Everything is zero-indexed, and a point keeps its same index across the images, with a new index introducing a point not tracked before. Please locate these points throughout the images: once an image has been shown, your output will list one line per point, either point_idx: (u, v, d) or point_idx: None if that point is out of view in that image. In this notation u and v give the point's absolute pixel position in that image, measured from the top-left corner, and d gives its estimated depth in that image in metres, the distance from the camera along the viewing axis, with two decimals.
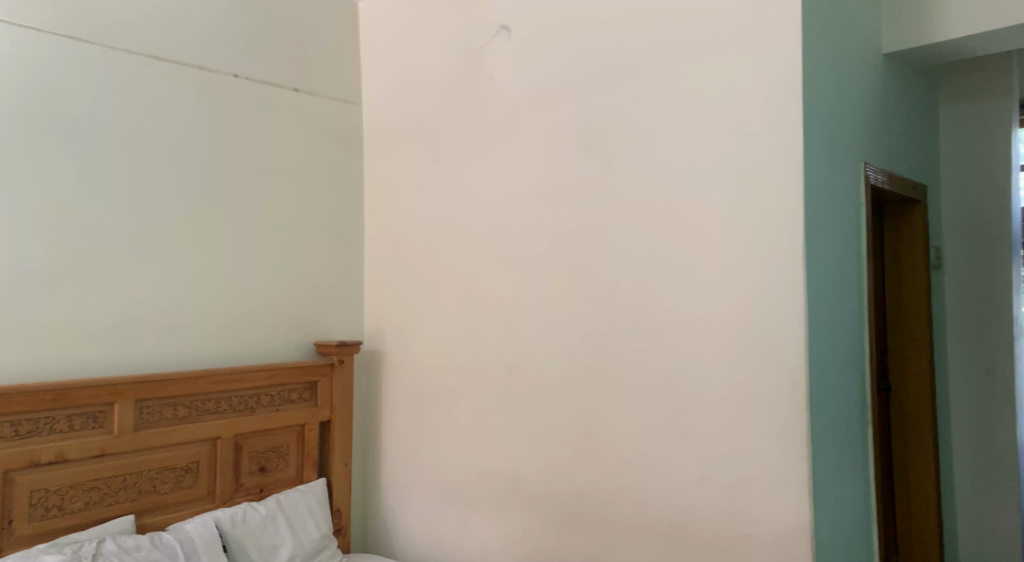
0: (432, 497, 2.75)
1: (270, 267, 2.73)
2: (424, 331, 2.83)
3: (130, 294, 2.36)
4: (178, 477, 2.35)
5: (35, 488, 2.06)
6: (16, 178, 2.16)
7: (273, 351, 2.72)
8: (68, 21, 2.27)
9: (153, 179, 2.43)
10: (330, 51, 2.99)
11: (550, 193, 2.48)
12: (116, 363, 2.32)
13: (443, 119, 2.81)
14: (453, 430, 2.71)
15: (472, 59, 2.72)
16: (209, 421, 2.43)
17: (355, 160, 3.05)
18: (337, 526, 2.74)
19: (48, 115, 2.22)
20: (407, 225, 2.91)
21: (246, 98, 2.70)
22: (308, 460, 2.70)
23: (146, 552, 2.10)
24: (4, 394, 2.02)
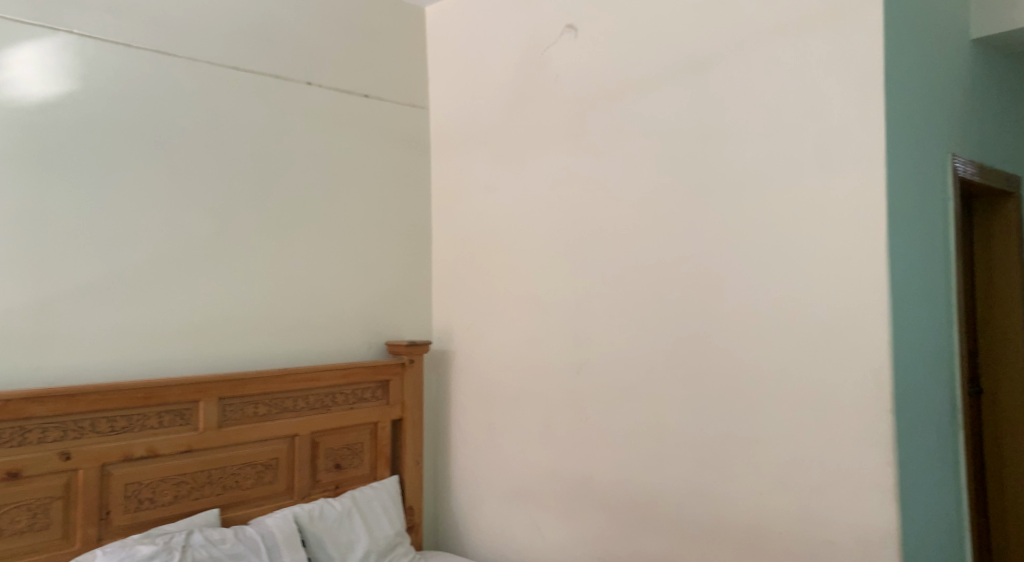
0: (502, 497, 2.76)
1: (342, 270, 2.80)
2: (493, 331, 2.84)
3: (213, 296, 2.45)
4: (259, 472, 2.43)
5: (129, 482, 2.16)
6: (107, 186, 2.26)
7: (347, 351, 2.79)
8: (154, 36, 2.38)
9: (232, 186, 2.53)
10: (398, 56, 3.05)
11: (619, 192, 2.46)
12: (200, 363, 2.41)
13: (510, 121, 2.82)
14: (522, 430, 2.71)
15: (539, 60, 2.72)
16: (287, 419, 2.51)
17: (423, 163, 3.10)
18: (410, 523, 2.79)
19: (137, 126, 2.33)
20: (474, 226, 2.93)
21: (320, 105, 2.78)
22: (381, 457, 2.76)
23: (231, 544, 2.18)
24: (101, 392, 2.12)
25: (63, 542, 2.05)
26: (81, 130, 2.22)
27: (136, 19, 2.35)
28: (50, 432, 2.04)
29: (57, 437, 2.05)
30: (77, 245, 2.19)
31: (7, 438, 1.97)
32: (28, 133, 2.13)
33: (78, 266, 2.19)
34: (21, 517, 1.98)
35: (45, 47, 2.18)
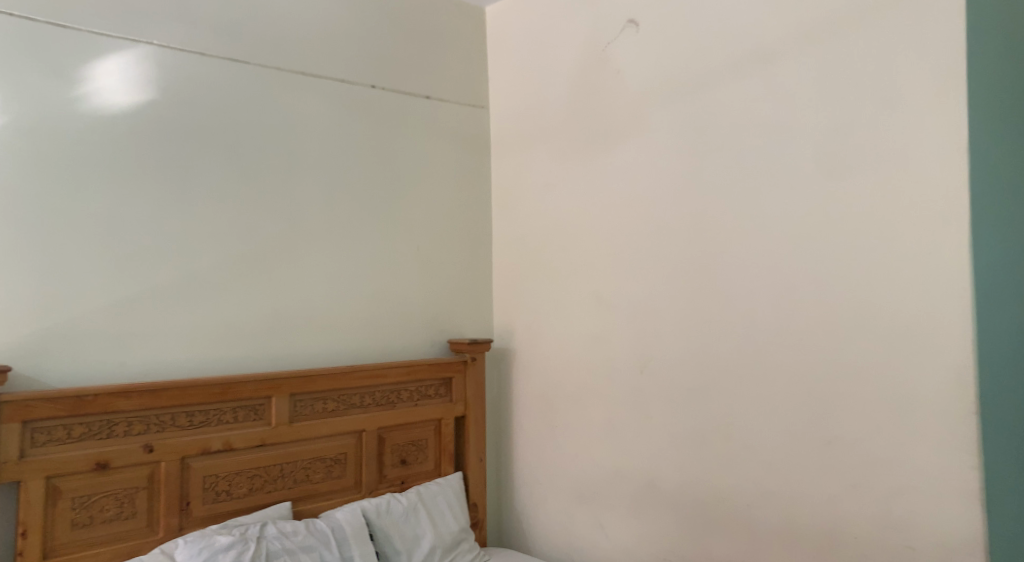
0: (566, 495, 2.76)
1: (406, 268, 2.84)
2: (555, 329, 2.84)
3: (283, 295, 2.52)
4: (328, 467, 2.49)
5: (207, 474, 2.24)
6: (184, 191, 2.35)
7: (410, 349, 2.83)
8: (227, 45, 2.47)
9: (301, 187, 2.59)
10: (459, 57, 3.07)
11: (683, 188, 2.42)
12: (272, 360, 2.49)
13: (570, 118, 2.81)
14: (585, 428, 2.70)
15: (600, 55, 2.70)
16: (355, 414, 2.57)
17: (483, 162, 3.12)
18: (474, 519, 2.82)
19: (212, 132, 2.42)
20: (535, 224, 2.93)
21: (383, 107, 2.83)
22: (445, 453, 2.80)
23: (302, 536, 2.23)
24: (181, 388, 2.20)
25: (148, 530, 2.14)
26: (160, 137, 2.32)
27: (209, 29, 2.43)
28: (134, 426, 2.13)
29: (140, 430, 2.14)
30: (157, 247, 2.29)
31: (96, 431, 2.07)
32: (112, 141, 2.23)
33: (158, 268, 2.28)
34: (110, 506, 2.08)
35: (128, 58, 2.28)
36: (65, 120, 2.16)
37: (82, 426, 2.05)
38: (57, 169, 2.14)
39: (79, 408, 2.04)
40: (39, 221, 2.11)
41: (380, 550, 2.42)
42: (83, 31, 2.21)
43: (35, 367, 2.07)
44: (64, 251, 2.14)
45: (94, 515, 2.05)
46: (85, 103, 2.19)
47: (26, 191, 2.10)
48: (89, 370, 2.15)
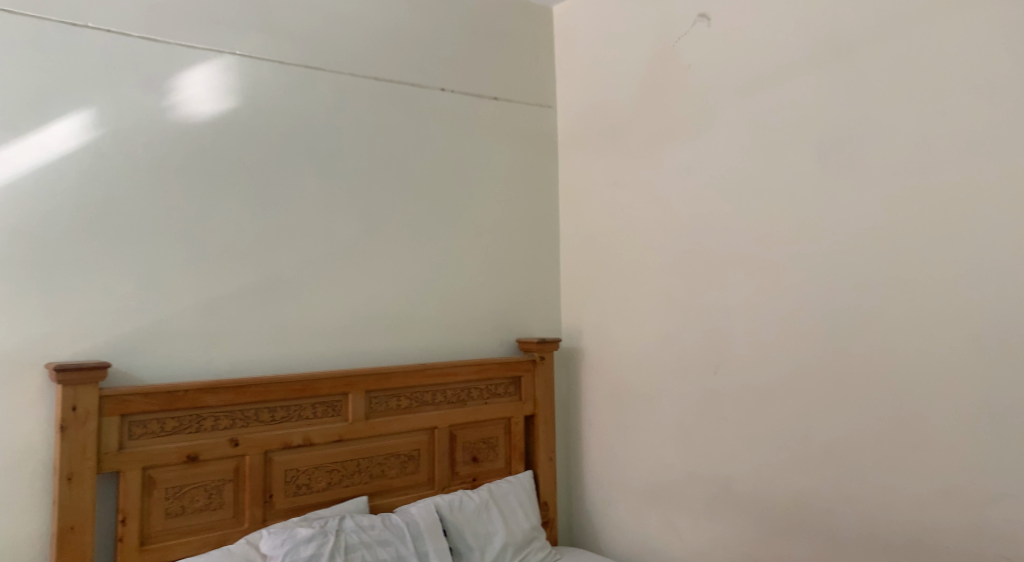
0: (637, 496, 2.74)
1: (476, 269, 2.88)
2: (624, 328, 2.82)
3: (358, 296, 2.59)
4: (402, 463, 2.55)
5: (289, 468, 2.33)
6: (265, 195, 2.44)
7: (480, 348, 2.87)
8: (305, 53, 2.55)
9: (374, 190, 2.66)
10: (526, 58, 3.09)
11: (757, 184, 2.38)
12: (347, 358, 2.55)
13: (639, 115, 2.78)
14: (656, 428, 2.68)
15: (668, 52, 2.67)
16: (427, 412, 2.62)
17: (550, 162, 3.13)
18: (545, 518, 2.83)
19: (291, 138, 2.50)
20: (602, 223, 2.92)
21: (453, 109, 2.87)
22: (515, 452, 2.82)
23: (379, 530, 2.29)
24: (264, 384, 2.29)
25: (234, 521, 2.23)
26: (243, 144, 2.41)
27: (288, 39, 2.52)
28: (221, 420, 2.23)
29: (227, 425, 2.23)
30: (241, 249, 2.38)
31: (186, 424, 2.17)
32: (200, 149, 2.33)
33: (243, 269, 2.38)
34: (199, 497, 2.18)
35: (213, 69, 2.38)
36: (157, 129, 2.27)
37: (174, 420, 2.16)
38: (149, 176, 2.25)
39: (171, 403, 2.14)
40: (135, 225, 2.22)
41: (453, 546, 2.45)
42: (173, 45, 2.31)
43: (131, 363, 2.18)
44: (158, 254, 2.25)
45: (185, 505, 2.15)
46: (175, 113, 2.30)
47: (123, 197, 2.21)
48: (179, 367, 2.25)
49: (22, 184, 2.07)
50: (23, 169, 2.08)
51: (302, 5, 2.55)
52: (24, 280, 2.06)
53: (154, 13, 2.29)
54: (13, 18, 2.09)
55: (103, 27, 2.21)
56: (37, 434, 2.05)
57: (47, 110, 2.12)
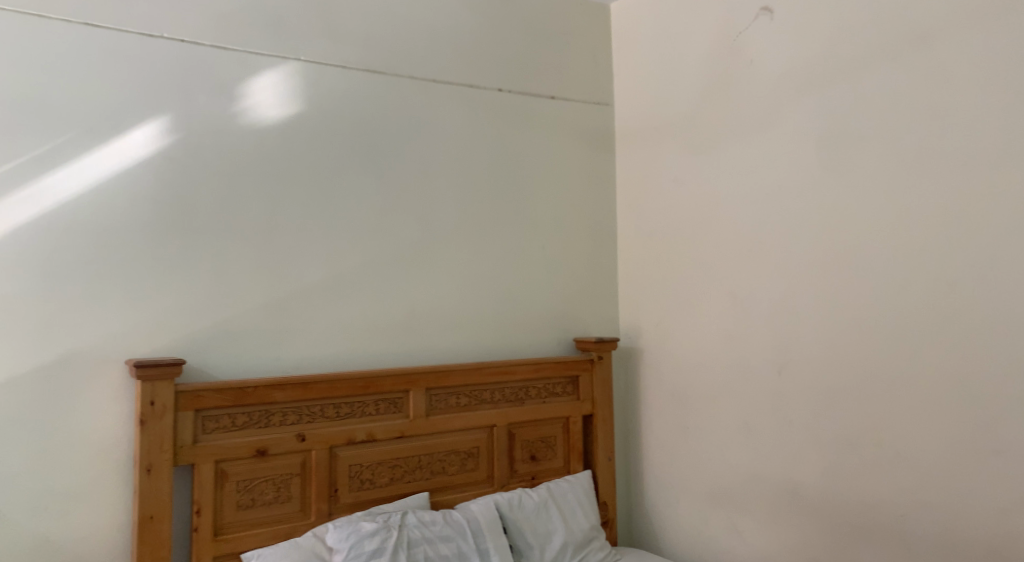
0: (698, 497, 2.70)
1: (534, 268, 2.88)
2: (684, 327, 2.78)
3: (418, 295, 2.63)
4: (462, 460, 2.58)
5: (353, 463, 2.38)
6: (329, 197, 2.49)
7: (538, 347, 2.87)
8: (366, 57, 2.60)
9: (434, 191, 2.69)
10: (583, 57, 3.08)
11: (824, 180, 2.32)
12: (408, 356, 2.59)
13: (699, 111, 2.75)
14: (718, 429, 2.64)
15: (729, 47, 2.63)
16: (486, 410, 2.65)
17: (608, 160, 3.11)
18: (604, 518, 2.81)
19: (353, 140, 2.55)
20: (662, 221, 2.89)
21: (510, 109, 2.88)
22: (574, 451, 2.82)
23: (440, 526, 2.32)
24: (328, 382, 2.35)
25: (301, 514, 2.29)
26: (308, 147, 2.47)
27: (350, 43, 2.57)
28: (289, 416, 2.29)
29: (294, 420, 2.30)
30: (307, 250, 2.44)
31: (256, 419, 2.24)
32: (267, 153, 2.41)
33: (308, 269, 2.44)
34: (268, 490, 2.24)
35: (280, 75, 2.45)
36: (226, 134, 2.35)
37: (245, 415, 2.23)
38: (220, 179, 2.33)
39: (241, 398, 2.21)
40: (206, 227, 2.30)
41: (513, 544, 2.46)
42: (242, 52, 2.39)
43: (204, 360, 2.27)
44: (228, 255, 2.32)
45: (255, 498, 2.22)
46: (244, 119, 2.38)
47: (196, 201, 2.29)
48: (248, 364, 2.33)
49: (103, 189, 2.17)
50: (105, 175, 2.18)
51: (364, 10, 2.61)
52: (105, 281, 2.16)
53: (225, 23, 2.37)
54: (95, 30, 2.19)
55: (177, 38, 2.30)
56: (118, 428, 2.15)
57: (126, 119, 2.21)
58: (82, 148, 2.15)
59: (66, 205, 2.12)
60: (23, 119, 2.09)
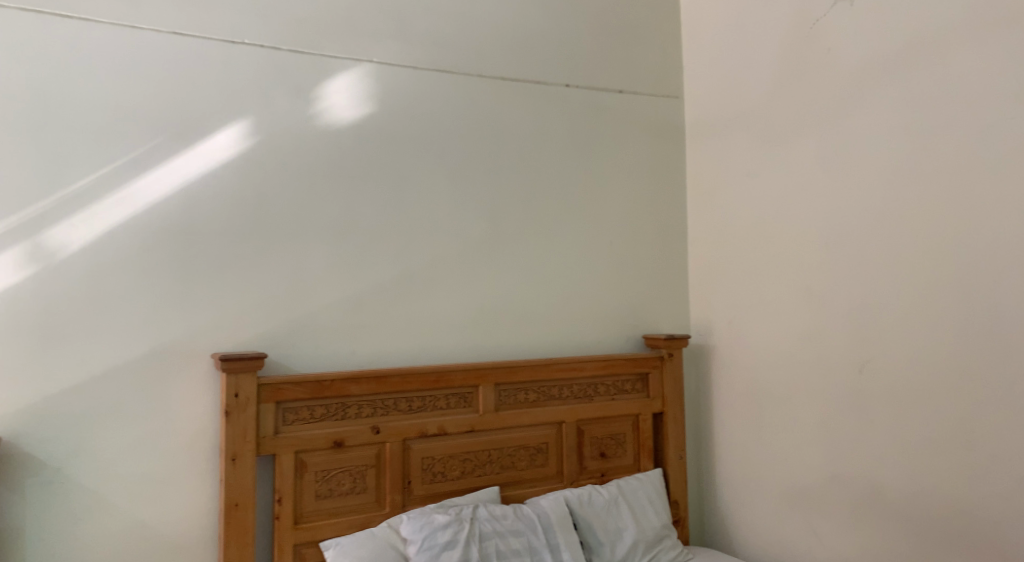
0: (773, 498, 2.64)
1: (602, 264, 2.87)
2: (758, 324, 2.72)
3: (487, 291, 2.65)
4: (532, 455, 2.59)
5: (425, 456, 2.42)
6: (401, 195, 2.54)
7: (607, 344, 2.86)
8: (436, 57, 2.64)
9: (503, 188, 2.71)
10: (652, 50, 3.05)
11: (907, 171, 2.23)
12: (478, 351, 2.62)
13: (774, 101, 2.67)
14: (795, 429, 2.57)
15: (806, 34, 2.55)
16: (555, 406, 2.65)
17: (677, 154, 3.07)
18: (675, 517, 2.78)
19: (424, 139, 2.60)
20: (734, 216, 2.84)
21: (578, 105, 2.87)
22: (644, 449, 2.79)
23: (511, 521, 2.33)
24: (401, 376, 2.40)
25: (376, 505, 2.35)
26: (381, 147, 2.53)
27: (421, 43, 2.62)
28: (363, 409, 2.35)
29: (368, 413, 2.36)
30: (379, 246, 2.50)
31: (333, 412, 2.31)
32: (341, 153, 2.47)
33: (381, 266, 2.50)
34: (345, 481, 2.31)
35: (353, 77, 2.51)
36: (303, 136, 2.43)
37: (322, 407, 2.30)
38: (297, 180, 2.41)
39: (319, 391, 2.28)
40: (285, 226, 2.38)
41: (584, 540, 2.46)
42: (318, 56, 2.46)
43: (283, 354, 2.35)
44: (305, 252, 2.40)
45: (333, 488, 2.29)
46: (320, 121, 2.45)
47: (275, 200, 2.37)
48: (324, 359, 2.40)
49: (190, 191, 2.27)
50: (192, 177, 2.28)
51: (434, 10, 2.65)
52: (192, 278, 2.26)
53: (301, 27, 2.45)
54: (182, 39, 2.30)
55: (257, 43, 2.39)
56: (205, 418, 2.25)
57: (211, 123, 2.31)
58: (171, 152, 2.26)
59: (157, 206, 2.23)
60: (118, 125, 2.21)
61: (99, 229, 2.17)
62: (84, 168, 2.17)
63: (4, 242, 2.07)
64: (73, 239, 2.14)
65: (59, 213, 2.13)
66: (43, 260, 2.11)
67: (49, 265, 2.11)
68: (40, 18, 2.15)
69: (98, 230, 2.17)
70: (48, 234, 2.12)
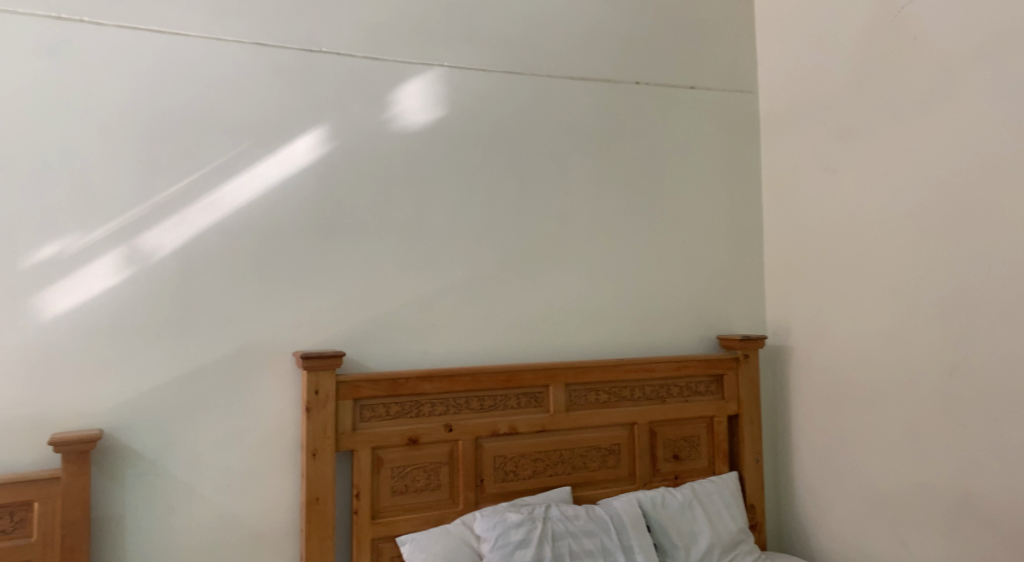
0: (856, 505, 2.54)
1: (674, 263, 2.83)
2: (838, 324, 2.63)
3: (557, 291, 2.66)
4: (604, 456, 2.58)
5: (497, 454, 2.44)
6: (472, 197, 2.58)
7: (679, 344, 2.81)
8: (506, 59, 2.66)
9: (572, 188, 2.71)
10: (725, 44, 2.99)
11: (1003, 165, 2.13)
12: (549, 351, 2.63)
13: (854, 93, 2.58)
14: (879, 434, 2.47)
15: (889, 24, 2.46)
16: (627, 407, 2.63)
17: (752, 150, 2.99)
18: (752, 521, 2.72)
19: (494, 140, 2.62)
20: (812, 213, 2.75)
21: (649, 102, 2.84)
22: (719, 452, 2.74)
23: (584, 521, 2.33)
24: (473, 375, 2.43)
25: (450, 502, 2.39)
26: (452, 149, 2.57)
27: (491, 46, 2.64)
28: (437, 407, 2.39)
29: (442, 411, 2.39)
30: (451, 247, 2.54)
31: (407, 409, 2.36)
32: (414, 156, 2.52)
33: (453, 266, 2.53)
34: (419, 477, 2.35)
35: (425, 81, 2.56)
36: (378, 139, 2.48)
37: (397, 405, 2.35)
38: (372, 183, 2.47)
39: (394, 389, 2.33)
40: (361, 228, 2.45)
41: (657, 543, 2.43)
42: (391, 61, 2.52)
43: (359, 353, 2.41)
44: (380, 253, 2.46)
45: (408, 484, 2.34)
46: (393, 125, 2.51)
47: (351, 203, 2.44)
48: (398, 358, 2.45)
49: (272, 196, 2.36)
50: (273, 182, 2.37)
51: (504, 12, 2.67)
52: (274, 280, 2.35)
53: (375, 34, 2.51)
54: (264, 49, 2.39)
55: (334, 51, 2.46)
56: (287, 414, 2.33)
57: (290, 129, 2.40)
58: (254, 158, 2.36)
59: (241, 210, 2.33)
60: (206, 134, 2.32)
61: (188, 233, 2.28)
62: (175, 175, 2.28)
63: (104, 246, 2.20)
64: (165, 243, 2.26)
65: (152, 218, 2.25)
66: (138, 263, 2.23)
67: (143, 267, 2.23)
68: (135, 33, 2.27)
69: (187, 234, 2.28)
70: (143, 239, 2.24)
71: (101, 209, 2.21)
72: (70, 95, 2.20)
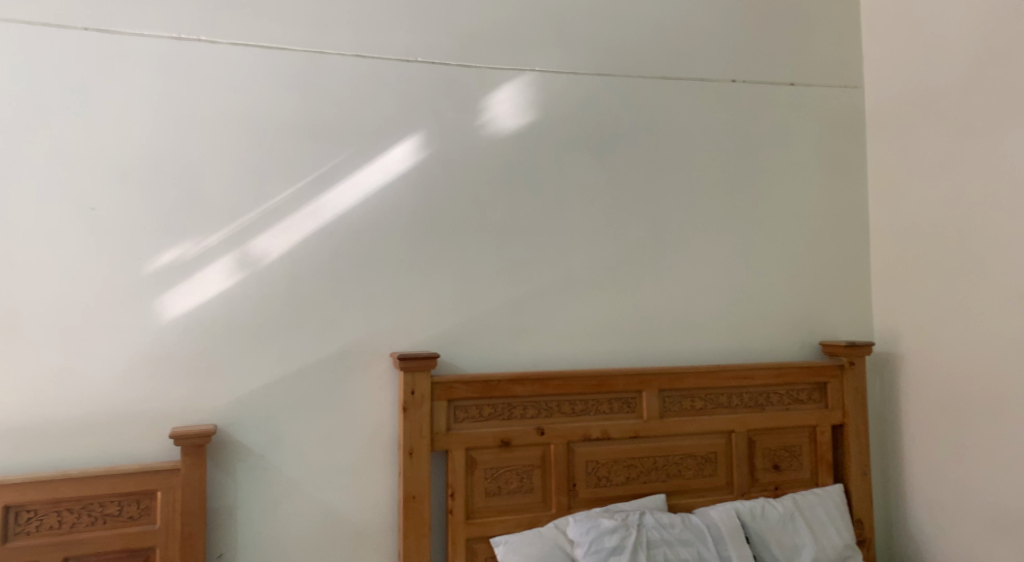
0: (977, 525, 2.39)
1: (774, 267, 2.73)
2: (955, 331, 2.47)
3: (650, 295, 2.62)
4: (700, 464, 2.52)
5: (589, 459, 2.43)
6: (564, 200, 2.58)
7: (779, 350, 2.71)
8: (598, 61, 2.65)
9: (664, 190, 2.67)
10: (827, 38, 2.87)
11: None
12: (641, 356, 2.59)
13: (972, 85, 2.43)
14: (1004, 448, 2.31)
15: (1014, 10, 2.31)
16: (723, 414, 2.56)
17: (856, 147, 2.86)
18: (860, 537, 2.58)
19: (586, 143, 2.62)
20: (924, 212, 2.60)
21: (746, 101, 2.77)
22: (823, 463, 2.62)
23: (680, 529, 2.28)
24: (565, 379, 2.43)
25: (542, 505, 2.39)
26: (544, 152, 2.58)
27: (582, 48, 2.64)
28: (528, 410, 2.40)
29: (533, 414, 2.40)
30: (542, 251, 2.55)
31: (499, 412, 2.38)
32: (506, 160, 2.55)
33: (545, 270, 2.54)
34: (512, 479, 2.37)
35: (517, 87, 2.58)
36: (471, 145, 2.53)
37: (490, 407, 2.37)
38: (465, 188, 2.51)
39: (487, 391, 2.36)
40: (454, 233, 2.49)
41: (757, 555, 2.35)
42: (484, 69, 2.56)
43: (453, 356, 2.45)
44: (472, 257, 2.50)
45: (501, 486, 2.36)
46: (486, 131, 2.54)
47: (445, 209, 2.49)
48: (490, 361, 2.47)
49: (371, 203, 2.44)
50: (372, 190, 2.45)
51: (595, 15, 2.66)
52: (371, 284, 2.42)
53: (469, 42, 2.55)
54: (363, 62, 2.48)
55: (430, 61, 2.52)
56: (384, 414, 2.40)
57: (387, 138, 2.47)
58: (355, 167, 2.44)
59: (343, 216, 2.42)
60: (310, 145, 2.42)
61: (294, 239, 2.39)
62: (282, 184, 2.39)
63: (217, 252, 2.34)
64: (272, 249, 2.37)
65: (261, 225, 2.37)
66: (248, 268, 2.35)
67: (253, 272, 2.35)
68: (247, 51, 2.40)
69: (293, 239, 2.38)
70: (253, 245, 2.36)
71: (216, 218, 2.34)
72: (189, 111, 2.35)
